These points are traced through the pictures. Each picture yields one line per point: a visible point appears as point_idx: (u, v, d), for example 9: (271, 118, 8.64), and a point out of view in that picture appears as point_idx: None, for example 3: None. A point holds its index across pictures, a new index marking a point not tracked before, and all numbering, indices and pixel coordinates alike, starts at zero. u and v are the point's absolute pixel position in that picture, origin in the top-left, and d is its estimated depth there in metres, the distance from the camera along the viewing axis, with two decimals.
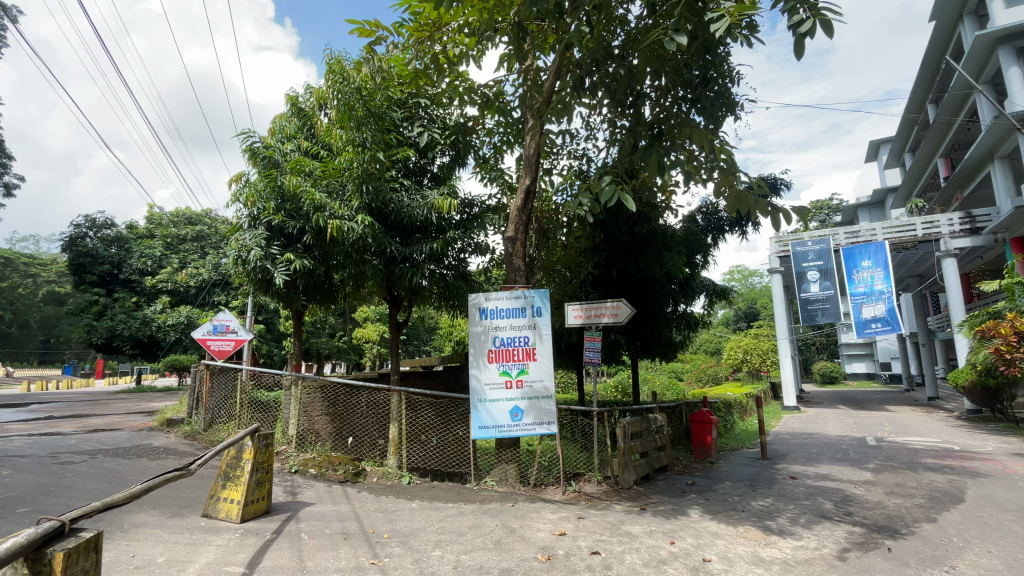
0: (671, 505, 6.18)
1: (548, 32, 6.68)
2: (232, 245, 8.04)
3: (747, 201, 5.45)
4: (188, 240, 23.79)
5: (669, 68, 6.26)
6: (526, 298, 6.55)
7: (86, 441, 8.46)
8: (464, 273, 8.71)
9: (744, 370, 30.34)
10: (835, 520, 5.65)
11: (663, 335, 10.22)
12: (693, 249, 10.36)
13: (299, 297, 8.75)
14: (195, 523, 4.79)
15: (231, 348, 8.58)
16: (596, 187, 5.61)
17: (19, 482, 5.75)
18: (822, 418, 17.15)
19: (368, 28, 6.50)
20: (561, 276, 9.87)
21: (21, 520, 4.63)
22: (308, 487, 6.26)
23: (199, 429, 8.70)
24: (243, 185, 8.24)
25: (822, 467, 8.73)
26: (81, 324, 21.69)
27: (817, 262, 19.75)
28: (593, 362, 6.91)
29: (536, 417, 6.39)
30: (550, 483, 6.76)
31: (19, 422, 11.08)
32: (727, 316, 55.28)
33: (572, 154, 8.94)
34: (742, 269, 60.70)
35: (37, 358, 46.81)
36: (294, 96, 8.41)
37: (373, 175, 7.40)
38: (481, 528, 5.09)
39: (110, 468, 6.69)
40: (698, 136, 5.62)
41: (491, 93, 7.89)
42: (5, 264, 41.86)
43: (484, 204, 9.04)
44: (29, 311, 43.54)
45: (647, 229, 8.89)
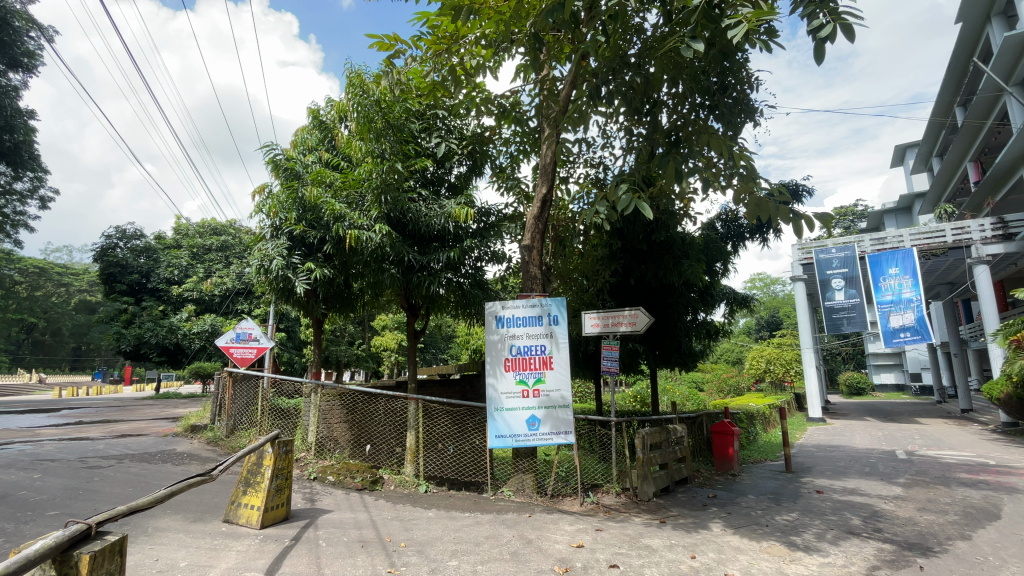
0: (692, 518, 6.05)
1: (564, 42, 6.78)
2: (254, 255, 8.24)
3: (768, 208, 5.37)
4: (213, 250, 24.51)
5: (686, 75, 6.22)
6: (542, 306, 6.53)
7: (114, 445, 8.70)
8: (482, 281, 8.74)
9: (766, 380, 29.67)
10: (863, 536, 5.46)
11: (683, 344, 10.05)
12: (713, 257, 10.23)
13: (319, 305, 8.87)
14: (217, 528, 4.87)
15: (252, 355, 8.71)
16: (613, 196, 5.55)
17: (49, 486, 5.92)
18: (850, 431, 16.61)
19: (387, 42, 6.64)
20: (578, 284, 9.74)
21: (51, 523, 4.78)
22: (326, 494, 6.30)
23: (222, 435, 8.87)
24: (266, 196, 8.43)
25: (849, 481, 8.43)
26: (111, 331, 22.43)
27: (841, 270, 19.28)
28: (611, 371, 6.79)
29: (554, 427, 6.34)
30: (567, 494, 6.67)
31: (51, 427, 11.41)
32: (749, 325, 54.19)
33: (589, 162, 8.93)
34: (763, 276, 59.63)
35: (69, 365, 48.33)
36: (315, 109, 8.58)
37: (392, 185, 7.54)
38: (498, 539, 5.05)
39: (136, 472, 6.84)
40: (716, 142, 5.55)
41: (508, 103, 7.94)
42: (41, 274, 43.81)
43: (501, 212, 9.11)
44: (62, 320, 45.27)
45: (665, 236, 8.74)
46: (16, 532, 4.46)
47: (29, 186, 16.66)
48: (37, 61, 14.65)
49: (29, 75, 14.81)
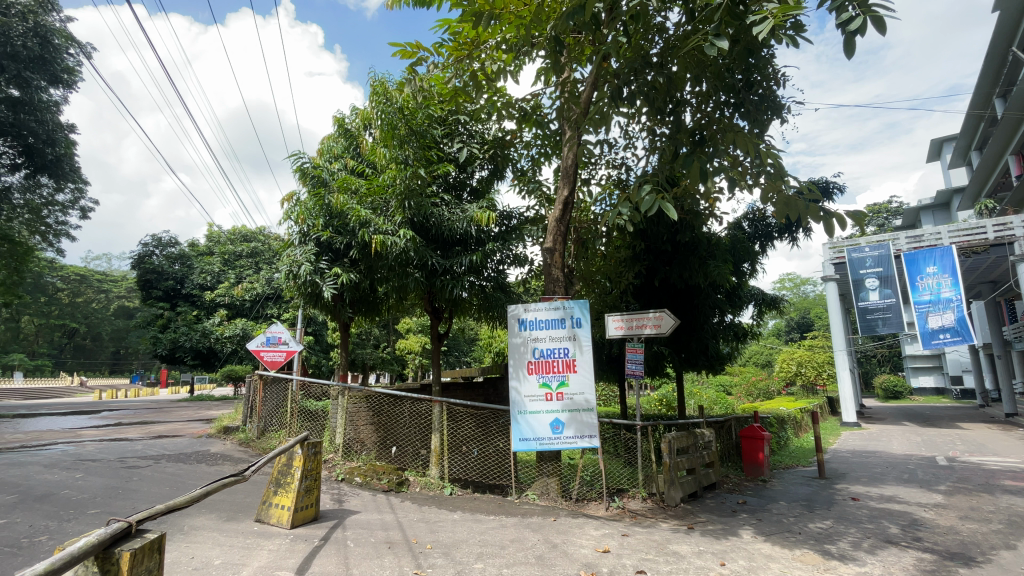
0: (721, 525, 5.92)
1: (585, 44, 6.75)
2: (283, 261, 8.43)
3: (797, 206, 5.23)
4: (244, 256, 25.24)
5: (710, 73, 6.13)
6: (565, 309, 6.50)
7: (151, 446, 9.01)
8: (504, 284, 8.76)
9: (798, 384, 28.82)
10: (902, 545, 5.25)
11: (710, 347, 9.86)
12: (740, 257, 10.01)
13: (345, 309, 9.01)
14: (249, 527, 5.00)
15: (282, 359, 8.92)
16: (636, 197, 5.47)
17: (91, 485, 6.17)
18: (887, 436, 15.99)
19: (410, 50, 6.73)
20: (601, 287, 9.56)
21: (92, 521, 4.98)
22: (353, 495, 6.39)
23: (253, 437, 9.08)
24: (294, 204, 8.63)
25: (886, 488, 8.12)
26: (148, 336, 23.28)
27: (875, 269, 18.64)
28: (636, 374, 6.70)
29: (578, 430, 6.29)
30: (592, 498, 6.62)
31: (92, 429, 11.89)
32: (778, 327, 52.84)
33: (611, 163, 8.85)
34: (793, 276, 58.11)
35: (109, 368, 50.36)
36: (340, 118, 8.75)
37: (415, 191, 7.66)
38: (523, 542, 5.04)
39: (172, 473, 7.07)
40: (742, 140, 5.42)
41: (529, 106, 7.96)
42: (82, 282, 45.91)
43: (523, 215, 9.13)
44: (101, 325, 47.21)
45: (690, 237, 8.60)
46: (60, 530, 4.66)
47: (70, 197, 17.35)
48: (77, 77, 15.13)
49: (69, 90, 15.39)
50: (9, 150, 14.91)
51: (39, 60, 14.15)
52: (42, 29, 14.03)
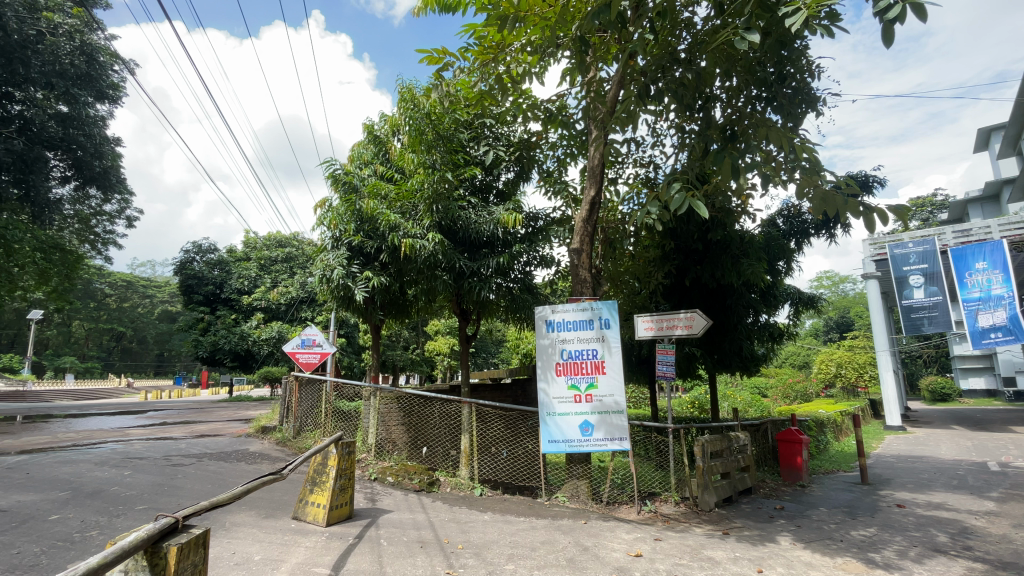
0: (758, 531, 5.75)
1: (611, 43, 6.70)
2: (317, 266, 8.66)
3: (835, 202, 4.99)
4: (279, 261, 26.03)
5: (740, 68, 5.99)
6: (593, 310, 6.44)
7: (195, 445, 9.38)
8: (531, 285, 8.81)
9: (837, 386, 27.75)
10: (951, 554, 4.99)
11: (744, 348, 9.62)
12: (775, 255, 9.73)
13: (376, 312, 9.18)
14: (286, 524, 5.13)
15: (316, 360, 9.15)
16: (665, 196, 5.34)
17: (138, 483, 6.46)
18: (934, 440, 15.23)
19: (436, 55, 6.81)
20: (630, 287, 9.52)
21: (141, 516, 5.22)
22: (385, 495, 6.49)
23: (289, 436, 9.35)
24: (327, 210, 8.84)
25: (935, 495, 7.73)
26: (190, 339, 24.24)
27: (920, 265, 17.82)
28: (667, 377, 6.57)
29: (608, 432, 6.22)
30: (623, 501, 6.54)
31: (140, 428, 12.44)
32: (816, 327, 51.09)
33: (638, 161, 8.74)
34: (831, 274, 56.15)
35: (153, 369, 52.45)
36: (370, 125, 8.93)
37: (443, 195, 7.76)
38: (554, 544, 5.02)
39: (214, 470, 7.34)
40: (776, 135, 5.24)
41: (554, 107, 7.93)
42: (128, 287, 48.10)
43: (549, 217, 9.12)
44: (147, 328, 49.35)
45: (722, 235, 8.43)
46: (110, 525, 4.89)
47: (117, 208, 18.26)
48: (121, 92, 15.89)
49: (114, 105, 16.12)
50: (60, 163, 15.68)
51: (86, 77, 14.82)
52: (88, 47, 14.64)
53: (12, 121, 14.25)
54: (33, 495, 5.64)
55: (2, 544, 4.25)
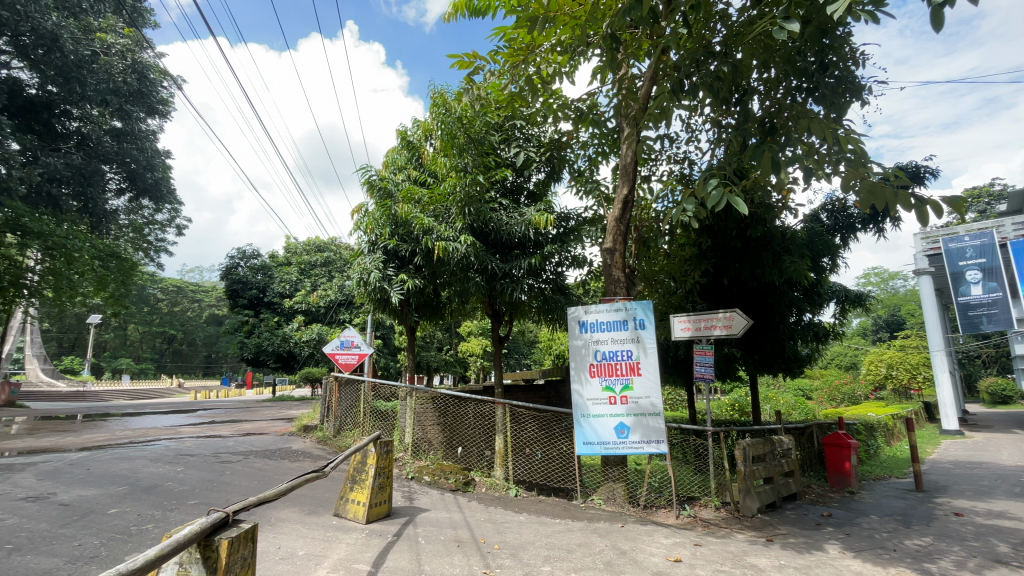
0: (804, 538, 5.53)
1: (642, 38, 6.62)
2: (354, 269, 8.89)
3: (884, 194, 4.69)
4: (318, 265, 26.81)
5: (778, 58, 5.79)
6: (628, 310, 6.34)
7: (241, 443, 9.78)
8: (563, 285, 8.81)
9: (887, 388, 26.43)
10: (1017, 566, 4.66)
11: (787, 348, 9.30)
12: (819, 251, 9.37)
13: (411, 313, 9.33)
14: (328, 521, 5.27)
15: (355, 361, 9.38)
16: (702, 192, 5.15)
17: (191, 478, 6.78)
18: (997, 445, 14.29)
19: (467, 60, 6.88)
20: (664, 286, 9.29)
21: (193, 511, 5.48)
22: (423, 494, 6.59)
23: (330, 435, 9.61)
24: (363, 215, 9.06)
25: (997, 503, 7.25)
26: (235, 341, 25.29)
27: (977, 260, 16.85)
28: (705, 378, 6.40)
29: (644, 435, 6.10)
30: (661, 505, 6.40)
31: (191, 426, 13.05)
32: (864, 327, 48.86)
33: (672, 158, 8.57)
34: (879, 271, 53.63)
35: (202, 370, 54.97)
36: (403, 131, 9.11)
37: (475, 198, 7.83)
38: (591, 547, 4.97)
39: (260, 468, 7.63)
40: (818, 126, 4.99)
41: (585, 106, 7.87)
42: (179, 292, 50.50)
43: (581, 216, 9.07)
44: (196, 331, 51.76)
45: (762, 231, 8.17)
46: (165, 519, 5.16)
47: (167, 217, 19.25)
48: (171, 107, 16.74)
49: (164, 119, 16.95)
50: (116, 177, 16.73)
51: (138, 94, 15.64)
52: (139, 65, 15.38)
53: (71, 136, 15.46)
54: (95, 489, 6.01)
55: (67, 535, 4.53)
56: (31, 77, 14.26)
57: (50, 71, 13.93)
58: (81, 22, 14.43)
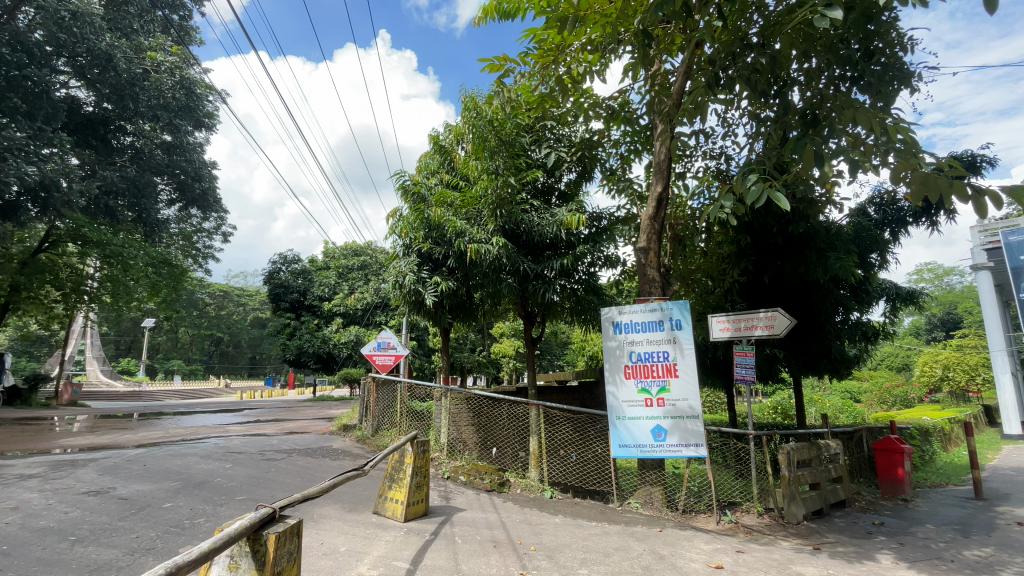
0: (853, 547, 5.28)
1: (675, 33, 6.50)
2: (390, 272, 9.08)
3: (938, 184, 4.42)
4: (355, 269, 27.52)
5: (820, 47, 5.56)
6: (663, 311, 6.22)
7: (285, 441, 10.15)
8: (596, 286, 8.75)
9: (943, 390, 24.95)
10: None
11: (833, 349, 8.93)
12: (866, 247, 8.96)
13: (445, 315, 9.45)
14: (368, 518, 5.40)
15: (392, 362, 9.59)
16: (741, 187, 4.92)
17: (239, 475, 7.09)
18: None
19: (498, 63, 6.90)
20: (701, 286, 9.05)
21: (242, 506, 5.73)
22: (459, 493, 6.66)
23: (368, 434, 9.84)
24: (398, 219, 9.24)
25: None
26: (278, 343, 26.28)
27: None
28: (746, 380, 6.19)
29: (682, 438, 5.96)
30: (700, 510, 6.25)
31: (238, 425, 13.63)
32: (916, 325, 46.35)
33: (708, 154, 8.37)
34: (933, 267, 50.74)
35: (247, 371, 57.35)
36: (435, 136, 9.24)
37: (506, 200, 7.87)
38: (628, 551, 4.90)
39: (302, 465, 7.90)
40: (864, 116, 4.73)
41: (617, 104, 7.79)
42: (225, 296, 52.72)
43: (614, 215, 8.97)
44: (242, 333, 54.08)
45: (805, 227, 7.85)
46: (216, 513, 5.42)
47: (214, 225, 20.20)
48: (216, 120, 17.61)
49: (210, 131, 17.79)
50: (167, 188, 17.52)
51: (186, 109, 16.35)
52: (187, 81, 16.05)
53: (125, 150, 16.46)
54: (151, 485, 6.35)
55: (126, 528, 4.81)
56: (88, 95, 15.19)
57: (105, 89, 14.77)
58: (133, 42, 15.22)
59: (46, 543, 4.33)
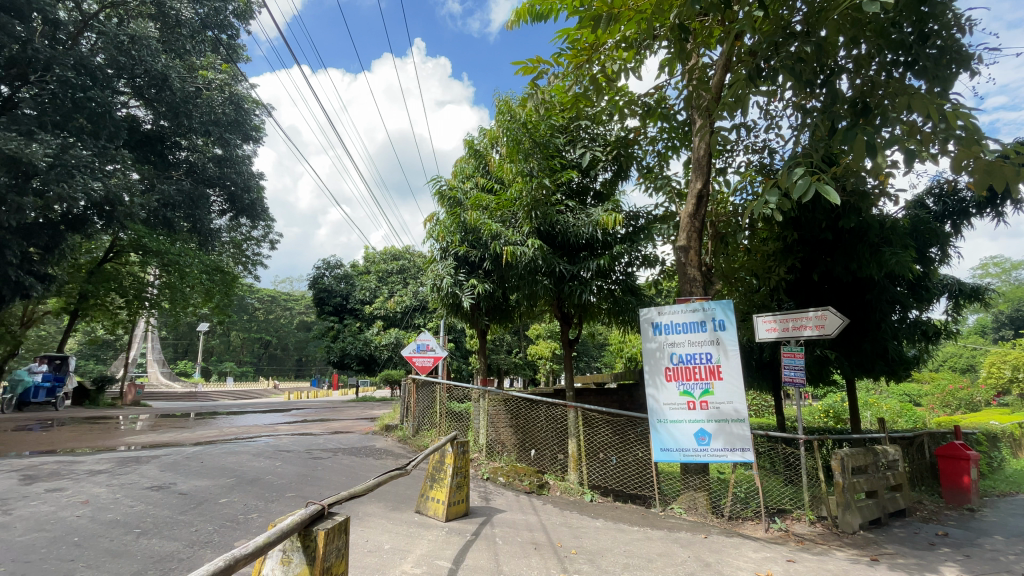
0: (915, 559, 4.98)
1: (713, 25, 6.32)
2: (429, 276, 9.24)
3: (1005, 172, 4.11)
4: (394, 273, 28.13)
5: (870, 33, 5.28)
6: (706, 311, 6.05)
7: (331, 441, 10.50)
8: (634, 286, 8.65)
9: (1014, 393, 23.14)
10: None
11: (890, 349, 8.46)
12: (925, 241, 8.42)
13: (482, 317, 9.56)
14: (411, 517, 5.50)
15: (431, 364, 9.76)
16: (787, 182, 4.70)
17: (288, 473, 7.38)
18: None
19: (531, 65, 6.88)
20: (746, 285, 8.74)
21: (292, 503, 5.97)
22: (499, 494, 6.70)
23: (410, 434, 10.06)
24: (435, 223, 9.39)
25: None
26: (322, 345, 27.21)
27: None
28: (795, 382, 5.92)
29: (727, 442, 5.79)
30: (748, 517, 6.04)
31: (287, 425, 14.20)
32: (982, 323, 43.28)
33: (750, 148, 8.10)
34: (1000, 261, 47.27)
35: (293, 373, 59.65)
36: (470, 140, 9.35)
37: (541, 201, 7.88)
38: (672, 558, 4.80)
39: (347, 464, 8.15)
40: (920, 103, 4.45)
41: (653, 101, 7.65)
42: (273, 301, 55.04)
43: (651, 214, 8.83)
44: (289, 336, 56.29)
45: (857, 222, 7.47)
46: (267, 509, 5.67)
47: (262, 233, 21.16)
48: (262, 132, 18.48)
49: (258, 144, 18.72)
50: (220, 199, 18.63)
51: (235, 123, 17.28)
52: (236, 97, 16.88)
53: (180, 164, 17.44)
54: (208, 481, 6.71)
55: (186, 522, 5.10)
56: (146, 113, 16.09)
57: (162, 107, 15.56)
58: (185, 61, 15.88)
59: (113, 535, 4.64)
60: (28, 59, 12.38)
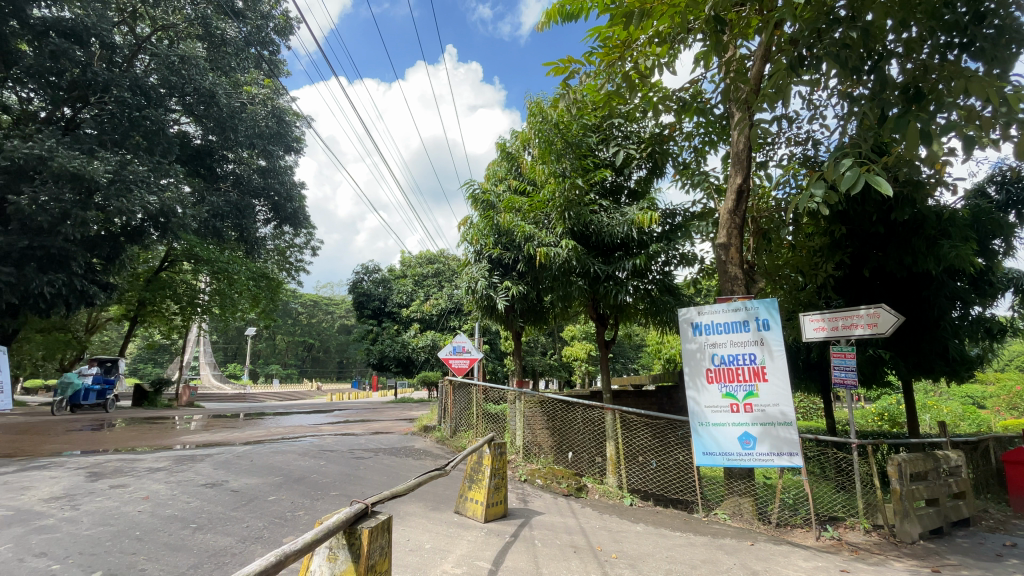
0: (982, 572, 4.65)
1: (751, 16, 6.12)
2: (463, 279, 9.35)
3: None
4: (430, 277, 28.52)
5: (921, 14, 5.01)
6: (748, 310, 5.85)
7: (371, 441, 10.76)
8: (671, 285, 8.48)
9: None
10: None
11: (950, 349, 7.95)
12: (987, 233, 7.87)
13: (517, 318, 9.59)
14: (450, 518, 5.57)
15: (467, 366, 9.86)
16: (832, 174, 4.48)
17: (331, 472, 7.62)
18: None
19: (563, 65, 6.85)
20: (791, 282, 8.37)
21: (335, 501, 6.16)
22: (536, 496, 6.69)
23: (447, 435, 10.19)
24: (469, 227, 9.48)
25: None
26: (362, 348, 27.94)
27: None
28: (845, 384, 5.64)
29: (773, 446, 5.58)
30: (797, 525, 5.79)
31: (329, 425, 14.62)
32: None
33: (792, 139, 7.81)
34: None
35: (335, 375, 61.51)
36: (502, 143, 9.40)
37: (574, 202, 7.81)
38: (717, 565, 4.66)
39: (387, 464, 8.33)
40: (978, 86, 4.16)
41: (688, 96, 7.49)
42: (315, 306, 56.88)
43: (689, 211, 8.63)
44: (330, 339, 58.00)
45: (911, 214, 7.05)
46: (313, 507, 5.88)
47: (304, 240, 21.95)
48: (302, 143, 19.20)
49: (299, 155, 19.50)
50: (265, 209, 19.49)
51: (277, 134, 18.40)
52: (278, 110, 18.04)
53: (227, 176, 18.31)
54: (257, 479, 7.00)
55: (238, 518, 5.35)
56: (197, 130, 16.84)
57: (210, 123, 16.15)
58: (231, 78, 16.66)
59: (172, 530, 4.92)
60: (89, 82, 13.40)
